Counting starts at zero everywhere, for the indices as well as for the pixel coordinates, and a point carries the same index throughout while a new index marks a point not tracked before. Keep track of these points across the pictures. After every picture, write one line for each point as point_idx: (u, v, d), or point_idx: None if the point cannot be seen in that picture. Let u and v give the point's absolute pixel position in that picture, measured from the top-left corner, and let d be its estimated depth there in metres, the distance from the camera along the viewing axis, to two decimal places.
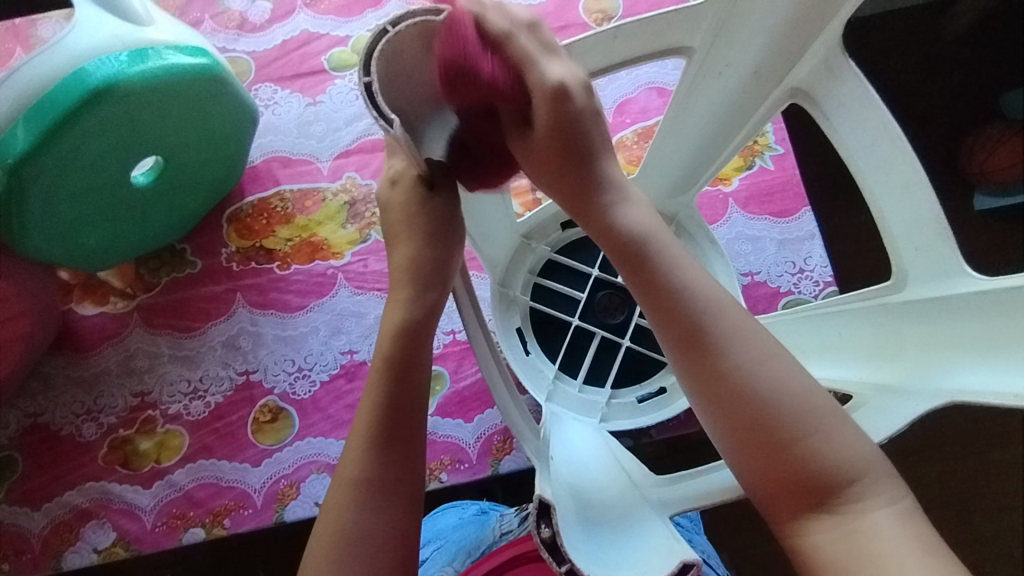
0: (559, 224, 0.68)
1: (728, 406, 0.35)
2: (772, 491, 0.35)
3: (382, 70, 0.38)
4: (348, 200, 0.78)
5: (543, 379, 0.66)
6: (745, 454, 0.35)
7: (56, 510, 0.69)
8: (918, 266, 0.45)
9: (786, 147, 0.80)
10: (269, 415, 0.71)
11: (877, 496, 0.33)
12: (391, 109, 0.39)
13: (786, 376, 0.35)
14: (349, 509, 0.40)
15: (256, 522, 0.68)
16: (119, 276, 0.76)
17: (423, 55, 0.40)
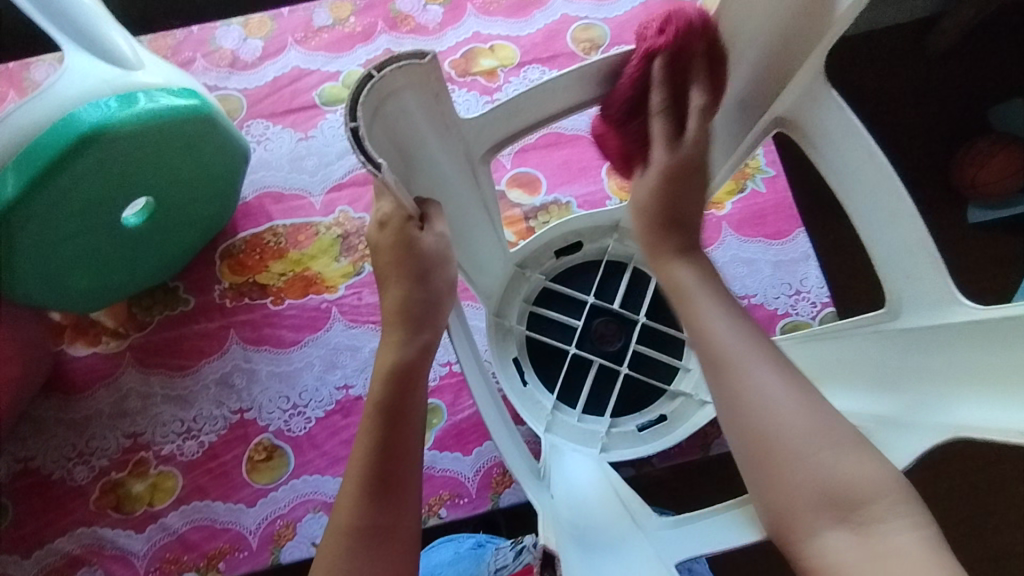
0: (553, 251, 0.68)
1: (751, 422, 0.39)
2: (790, 508, 0.37)
3: (368, 114, 0.37)
4: (341, 233, 0.78)
5: (541, 411, 0.65)
6: (767, 470, 0.38)
7: (47, 558, 0.68)
8: (912, 294, 0.45)
9: (777, 169, 0.80)
10: (264, 453, 0.70)
11: (897, 519, 0.34)
12: (378, 152, 0.38)
13: (808, 404, 0.38)
14: (342, 559, 0.39)
15: (252, 565, 0.67)
16: (112, 315, 0.75)
17: (409, 96, 0.40)
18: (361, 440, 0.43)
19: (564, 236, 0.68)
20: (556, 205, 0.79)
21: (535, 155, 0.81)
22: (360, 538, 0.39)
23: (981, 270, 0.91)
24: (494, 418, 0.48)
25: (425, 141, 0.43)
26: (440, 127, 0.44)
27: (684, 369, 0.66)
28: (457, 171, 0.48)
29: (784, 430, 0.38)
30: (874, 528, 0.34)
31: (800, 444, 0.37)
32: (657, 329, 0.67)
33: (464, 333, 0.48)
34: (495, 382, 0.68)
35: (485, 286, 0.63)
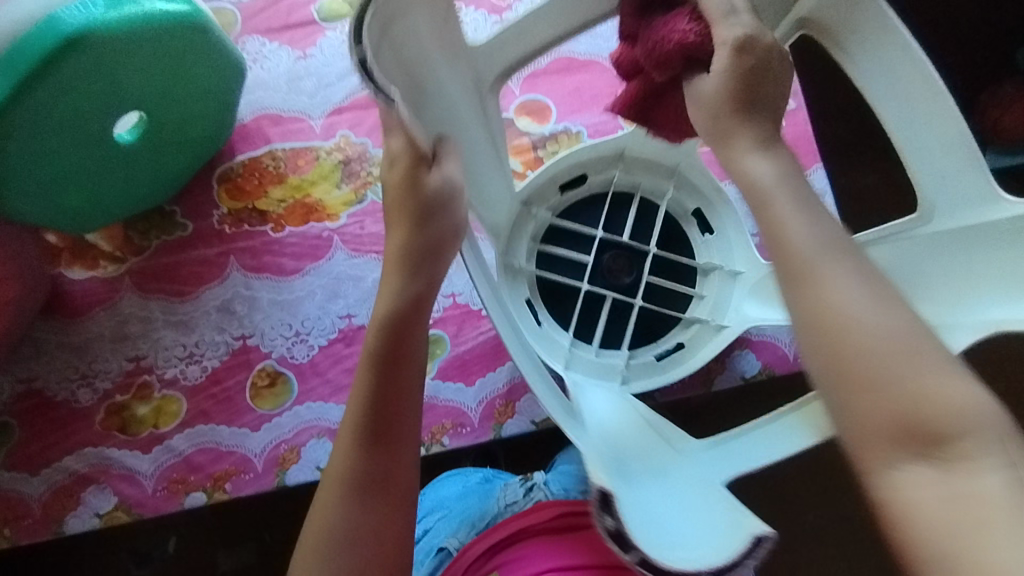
0: (558, 186, 0.66)
1: (830, 331, 0.34)
2: (869, 439, 0.33)
3: (376, 40, 0.35)
4: (342, 159, 0.75)
5: (560, 350, 0.63)
6: (845, 390, 0.33)
7: (55, 476, 0.69)
8: (945, 196, 0.44)
9: (798, 102, 0.77)
10: (267, 380, 0.70)
11: (990, 455, 0.31)
12: (389, 77, 0.36)
13: (899, 321, 0.34)
14: (335, 506, 0.41)
15: (257, 487, 0.68)
16: (108, 239, 0.74)
17: (415, 19, 0.38)
18: (358, 382, 0.42)
19: (570, 169, 0.66)
20: (566, 134, 0.76)
21: (545, 81, 0.78)
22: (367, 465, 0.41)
23: None
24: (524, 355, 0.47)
25: (434, 72, 0.42)
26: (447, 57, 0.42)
27: (696, 295, 0.65)
28: (467, 101, 0.47)
29: (867, 346, 0.33)
30: (965, 464, 0.31)
31: (893, 364, 0.33)
32: (666, 255, 0.66)
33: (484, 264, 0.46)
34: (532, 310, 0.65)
35: (494, 222, 0.60)
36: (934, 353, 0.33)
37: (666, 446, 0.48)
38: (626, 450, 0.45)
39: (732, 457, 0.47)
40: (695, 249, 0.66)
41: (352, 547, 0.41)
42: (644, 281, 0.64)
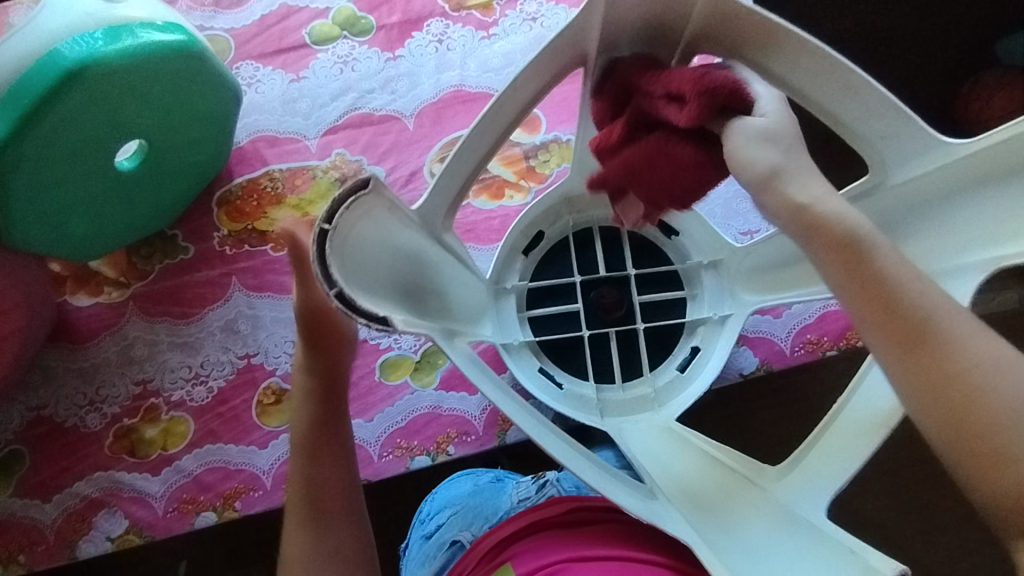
0: (520, 251, 0.66)
1: (948, 379, 0.32)
2: (1007, 513, 0.32)
3: (345, 270, 0.34)
4: (338, 176, 0.77)
5: (588, 403, 0.62)
6: (977, 466, 0.32)
7: (67, 501, 0.69)
8: (893, 152, 0.44)
9: None
10: (273, 397, 0.71)
11: None
12: (368, 289, 0.36)
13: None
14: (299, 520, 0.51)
15: (267, 504, 0.69)
16: (111, 265, 0.75)
17: (366, 225, 0.37)
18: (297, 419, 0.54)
19: (523, 232, 0.66)
20: (557, 143, 0.78)
21: None
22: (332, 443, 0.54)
23: None
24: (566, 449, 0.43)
25: (395, 235, 0.41)
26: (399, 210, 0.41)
27: (690, 294, 0.65)
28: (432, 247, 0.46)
29: (989, 394, 0.32)
30: None
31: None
32: (650, 271, 0.65)
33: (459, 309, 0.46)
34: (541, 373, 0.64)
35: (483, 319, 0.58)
36: None
37: (744, 488, 0.46)
38: (720, 518, 0.43)
39: (802, 481, 0.45)
40: (671, 251, 0.66)
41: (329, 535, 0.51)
42: (637, 301, 0.64)
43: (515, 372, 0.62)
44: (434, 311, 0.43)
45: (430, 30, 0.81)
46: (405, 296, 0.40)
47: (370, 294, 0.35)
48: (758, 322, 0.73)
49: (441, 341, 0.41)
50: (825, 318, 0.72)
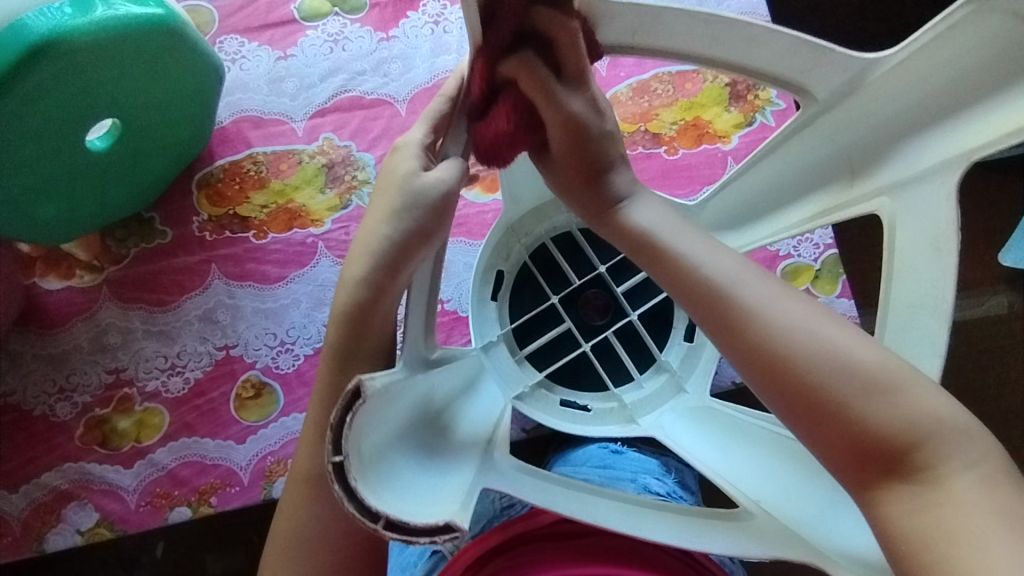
0: (488, 297, 0.67)
1: (849, 425, 0.36)
2: (855, 462, 0.36)
3: (375, 491, 0.32)
4: (326, 162, 0.73)
5: (619, 412, 0.64)
6: (813, 427, 0.37)
7: (34, 492, 0.67)
8: (820, 81, 0.45)
9: (789, 102, 0.75)
10: (252, 391, 0.68)
11: (954, 462, 0.35)
12: (407, 492, 0.33)
13: (839, 343, 0.37)
14: None
15: (243, 500, 0.66)
16: (85, 247, 0.72)
17: (381, 424, 0.34)
18: None
19: (484, 277, 0.67)
20: None
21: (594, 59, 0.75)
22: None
23: (972, 211, 0.90)
24: (597, 500, 0.40)
25: (404, 400, 0.37)
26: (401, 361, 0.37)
27: None
28: (438, 379, 0.43)
29: (880, 421, 0.36)
30: (938, 486, 0.34)
31: (848, 392, 0.36)
32: (616, 260, 0.68)
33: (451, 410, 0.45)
34: (557, 395, 0.66)
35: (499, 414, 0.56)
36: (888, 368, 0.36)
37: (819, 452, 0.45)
38: (801, 488, 0.43)
39: None
40: None
41: None
42: (618, 295, 0.67)
43: (533, 415, 0.64)
44: (459, 448, 0.41)
45: (426, 10, 0.77)
46: (432, 455, 0.38)
47: (414, 505, 0.33)
48: None
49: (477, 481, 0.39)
50: None
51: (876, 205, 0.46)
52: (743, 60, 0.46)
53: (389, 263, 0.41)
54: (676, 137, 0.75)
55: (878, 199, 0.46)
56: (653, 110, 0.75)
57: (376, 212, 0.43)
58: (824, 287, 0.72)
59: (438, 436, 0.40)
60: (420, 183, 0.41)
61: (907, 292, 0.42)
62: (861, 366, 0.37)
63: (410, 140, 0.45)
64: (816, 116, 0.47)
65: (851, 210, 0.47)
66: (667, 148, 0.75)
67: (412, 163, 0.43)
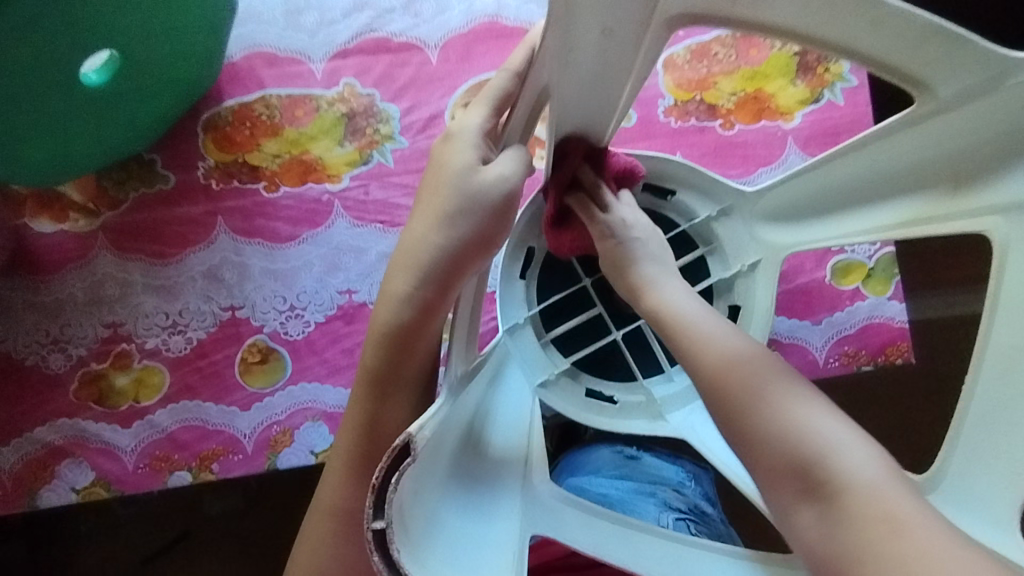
0: (516, 274, 0.62)
1: (753, 438, 0.37)
2: (771, 475, 0.36)
3: (414, 553, 0.32)
4: (345, 111, 0.67)
5: (647, 407, 0.60)
6: (731, 438, 0.38)
7: (26, 447, 0.63)
8: (941, 75, 0.39)
9: (863, 79, 0.67)
10: (258, 356, 0.64)
11: (848, 478, 0.34)
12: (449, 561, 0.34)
13: (742, 355, 0.39)
14: (331, 532, 0.45)
15: (246, 470, 0.63)
16: (80, 188, 0.66)
17: (422, 482, 0.33)
18: (351, 414, 0.45)
19: (512, 252, 0.62)
20: None
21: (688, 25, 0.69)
22: (333, 526, 0.45)
23: None
24: (643, 538, 0.40)
25: (445, 443, 0.36)
26: (443, 393, 0.37)
27: (707, 248, 0.60)
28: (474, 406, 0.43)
29: (778, 437, 0.36)
30: (837, 501, 0.33)
31: (753, 402, 0.37)
32: None
33: (495, 431, 0.44)
34: (581, 385, 0.61)
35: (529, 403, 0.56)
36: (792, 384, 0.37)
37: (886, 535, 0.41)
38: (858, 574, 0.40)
39: (960, 485, 0.38)
40: (671, 212, 0.61)
41: (356, 548, 0.45)
42: None
43: (557, 407, 0.60)
44: (500, 472, 0.41)
45: None
46: (475, 488, 0.39)
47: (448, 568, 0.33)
48: (793, 327, 0.67)
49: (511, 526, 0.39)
50: (866, 331, 0.66)
51: (981, 226, 0.40)
52: (855, 50, 0.39)
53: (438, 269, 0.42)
54: (734, 110, 0.68)
55: (985, 219, 0.40)
56: (711, 78, 0.68)
57: (430, 207, 0.43)
58: (875, 287, 0.67)
59: (485, 470, 0.40)
60: (478, 184, 0.42)
61: (1011, 331, 0.37)
62: (764, 379, 0.38)
63: (468, 124, 0.44)
64: (930, 115, 0.42)
65: (947, 225, 0.43)
66: (723, 122, 0.68)
67: (470, 154, 0.43)
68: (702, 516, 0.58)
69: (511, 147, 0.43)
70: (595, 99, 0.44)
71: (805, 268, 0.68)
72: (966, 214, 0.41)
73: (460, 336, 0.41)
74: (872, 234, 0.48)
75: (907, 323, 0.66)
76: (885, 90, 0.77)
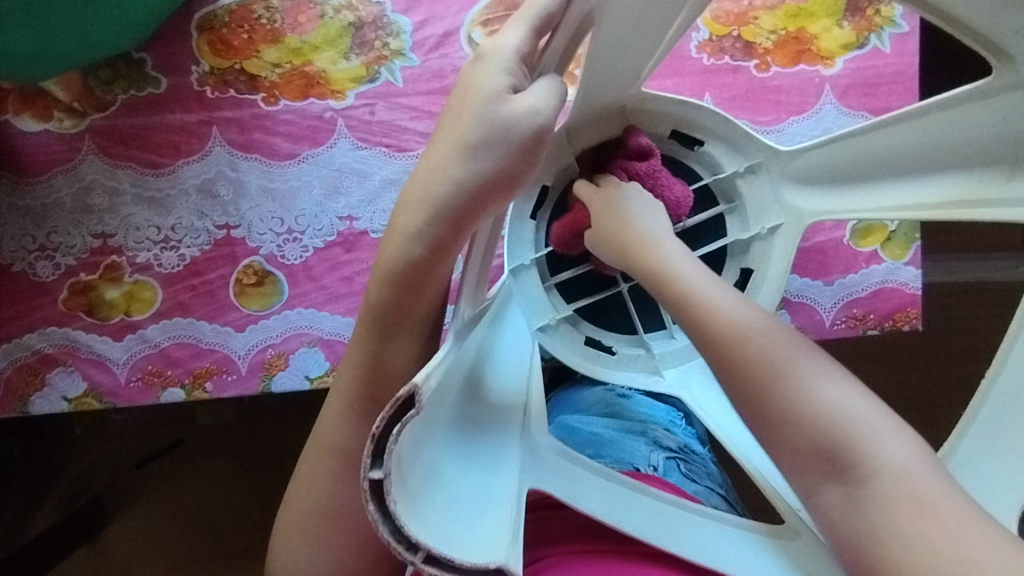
0: (526, 215, 0.58)
1: (780, 413, 0.37)
2: (799, 459, 0.37)
3: (413, 504, 0.31)
4: (353, 20, 0.62)
5: (645, 361, 0.58)
6: (750, 416, 0.38)
7: (16, 353, 0.62)
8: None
9: (914, 25, 0.62)
10: (254, 278, 0.62)
11: (878, 460, 0.35)
12: (449, 516, 0.33)
13: (752, 324, 0.39)
14: (329, 460, 0.45)
15: (240, 390, 0.62)
16: (64, 86, 0.62)
17: (422, 435, 0.32)
18: (352, 348, 0.44)
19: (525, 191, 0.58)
20: None
21: None
22: (328, 457, 0.45)
23: None
24: (637, 500, 0.40)
25: (450, 381, 0.36)
26: (450, 339, 0.35)
27: (729, 206, 0.57)
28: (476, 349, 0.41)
29: (801, 415, 0.37)
30: (868, 489, 0.35)
31: (773, 373, 0.37)
32: None
33: (496, 376, 0.43)
34: (581, 331, 0.59)
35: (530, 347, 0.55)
36: (800, 354, 0.38)
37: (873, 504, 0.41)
38: None
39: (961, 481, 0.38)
40: (695, 164, 0.58)
41: (349, 479, 0.45)
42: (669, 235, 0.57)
43: (556, 353, 0.57)
44: (498, 421, 0.40)
45: None
46: (475, 432, 0.38)
47: (449, 519, 0.33)
48: (804, 286, 0.65)
49: (514, 469, 0.39)
50: (878, 294, 0.65)
51: None
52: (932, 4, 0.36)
53: (455, 207, 0.39)
54: (772, 51, 0.63)
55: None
56: (751, 12, 0.63)
57: (452, 136, 0.40)
58: (893, 252, 0.65)
59: (486, 418, 0.39)
60: (507, 113, 0.39)
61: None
62: (774, 355, 0.38)
63: (504, 44, 0.40)
64: (1003, 89, 0.39)
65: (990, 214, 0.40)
66: (758, 63, 0.63)
67: (501, 79, 0.40)
68: (690, 454, 0.58)
69: (545, 78, 0.40)
70: (639, 32, 0.42)
71: (825, 226, 0.66)
72: (1015, 201, 0.39)
73: (470, 278, 0.39)
74: (905, 211, 0.46)
75: (920, 290, 0.65)
76: (929, 40, 0.72)
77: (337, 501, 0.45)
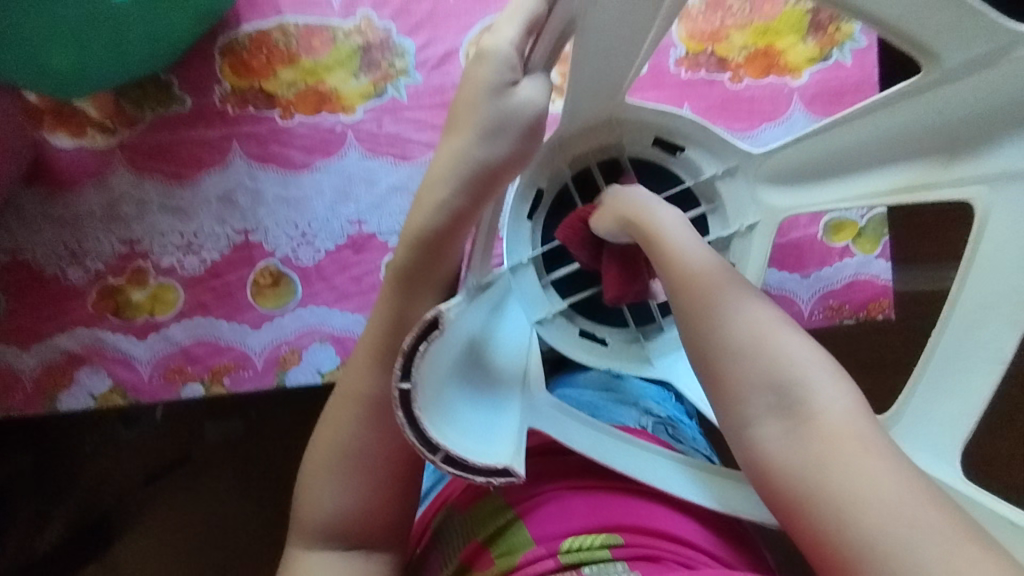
0: (524, 216, 0.63)
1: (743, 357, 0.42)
2: (745, 397, 0.42)
3: (433, 415, 0.39)
4: (362, 43, 0.68)
5: (637, 350, 0.63)
6: (710, 358, 0.43)
7: (46, 353, 0.66)
8: (943, 42, 0.42)
9: (872, 41, 0.69)
10: (270, 279, 0.67)
11: (821, 405, 0.41)
12: (465, 433, 0.40)
13: (731, 289, 0.44)
14: (345, 433, 0.49)
15: (256, 384, 0.66)
16: (97, 105, 0.67)
17: (443, 364, 0.40)
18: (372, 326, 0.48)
19: (522, 194, 0.63)
20: None
21: None
22: (343, 431, 0.49)
23: None
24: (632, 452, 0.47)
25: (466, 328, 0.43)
26: (465, 292, 0.43)
27: (710, 207, 0.62)
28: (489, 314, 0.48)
29: (764, 361, 0.42)
30: (811, 426, 0.40)
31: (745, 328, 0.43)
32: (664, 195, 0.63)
33: (506, 340, 0.50)
34: (578, 323, 0.64)
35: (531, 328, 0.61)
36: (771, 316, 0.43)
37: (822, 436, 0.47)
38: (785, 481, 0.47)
39: (921, 421, 0.44)
40: (675, 168, 0.64)
41: (363, 451, 0.49)
42: None
43: (555, 345, 0.62)
44: (504, 375, 0.47)
45: None
46: (486, 379, 0.45)
47: (462, 434, 0.40)
48: (783, 279, 0.70)
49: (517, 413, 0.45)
50: (851, 286, 0.69)
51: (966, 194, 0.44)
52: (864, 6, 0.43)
53: None
54: (744, 65, 0.69)
55: (971, 188, 0.44)
56: (724, 31, 0.69)
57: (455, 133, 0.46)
58: (864, 246, 0.70)
59: (497, 372, 0.46)
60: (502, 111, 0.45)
61: (981, 290, 0.41)
62: (747, 313, 0.43)
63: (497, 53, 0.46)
64: (936, 83, 0.45)
65: (937, 194, 0.46)
66: (732, 76, 0.69)
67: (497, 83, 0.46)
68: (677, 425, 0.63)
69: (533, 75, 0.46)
70: (618, 43, 0.48)
71: (800, 223, 0.70)
72: (951, 182, 0.45)
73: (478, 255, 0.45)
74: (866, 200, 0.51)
75: (890, 282, 0.70)
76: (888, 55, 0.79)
77: (350, 471, 0.49)
